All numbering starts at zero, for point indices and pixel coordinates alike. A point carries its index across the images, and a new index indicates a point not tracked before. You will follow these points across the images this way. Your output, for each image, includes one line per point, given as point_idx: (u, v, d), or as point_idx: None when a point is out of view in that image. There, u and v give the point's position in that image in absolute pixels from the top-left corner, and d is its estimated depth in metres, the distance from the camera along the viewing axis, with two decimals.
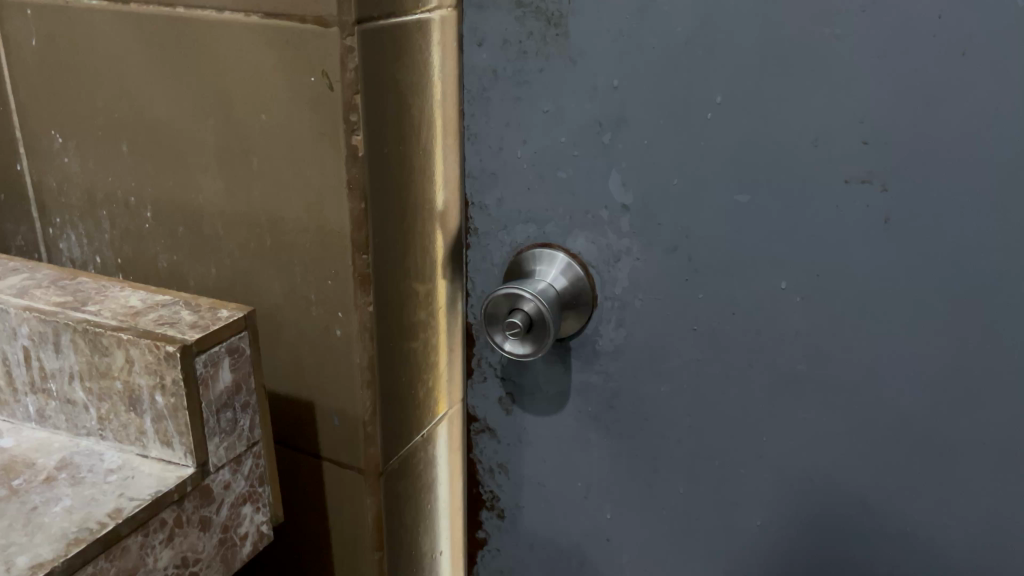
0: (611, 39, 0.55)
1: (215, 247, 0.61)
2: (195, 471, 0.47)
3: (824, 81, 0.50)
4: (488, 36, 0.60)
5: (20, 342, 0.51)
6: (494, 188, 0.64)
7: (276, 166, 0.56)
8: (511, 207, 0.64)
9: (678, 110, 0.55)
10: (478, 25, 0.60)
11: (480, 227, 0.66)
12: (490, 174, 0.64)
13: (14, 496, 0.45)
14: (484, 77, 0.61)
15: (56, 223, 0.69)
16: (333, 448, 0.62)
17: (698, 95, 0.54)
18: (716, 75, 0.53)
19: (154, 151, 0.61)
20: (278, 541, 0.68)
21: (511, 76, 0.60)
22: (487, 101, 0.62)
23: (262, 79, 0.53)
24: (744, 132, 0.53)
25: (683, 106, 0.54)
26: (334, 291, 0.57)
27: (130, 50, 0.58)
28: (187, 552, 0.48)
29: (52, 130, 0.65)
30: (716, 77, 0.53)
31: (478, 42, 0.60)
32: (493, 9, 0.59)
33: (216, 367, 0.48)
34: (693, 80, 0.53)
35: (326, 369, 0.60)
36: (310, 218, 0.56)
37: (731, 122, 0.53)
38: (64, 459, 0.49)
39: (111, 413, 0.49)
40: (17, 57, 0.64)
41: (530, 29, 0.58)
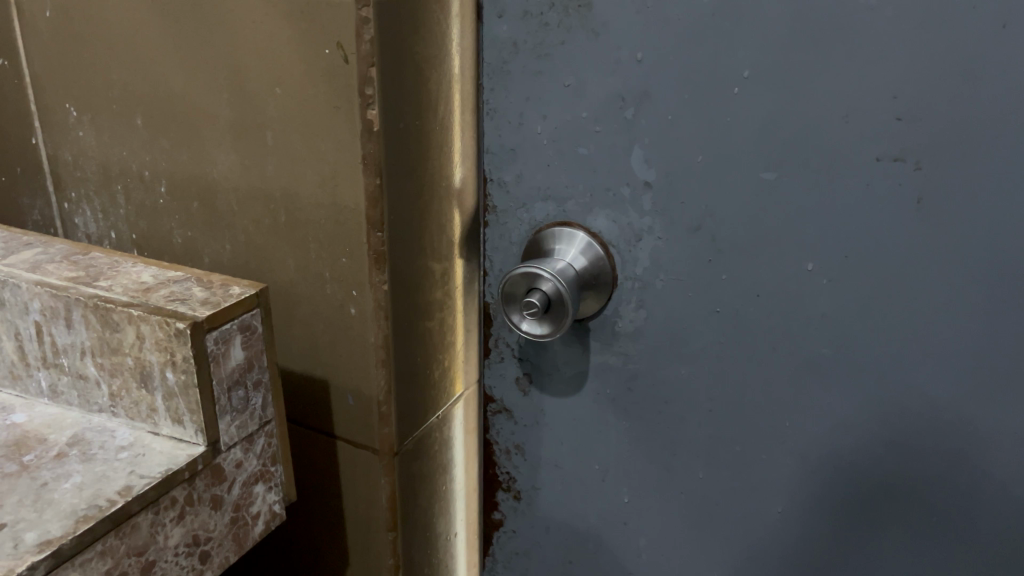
0: (636, 10, 0.53)
1: (229, 223, 0.60)
2: (206, 450, 0.47)
3: (857, 53, 0.48)
4: (508, 7, 0.58)
5: (33, 317, 0.51)
6: (513, 164, 0.63)
7: (290, 141, 0.54)
8: (530, 184, 0.63)
9: (704, 85, 0.53)
10: None
11: (499, 205, 0.65)
12: (509, 150, 0.63)
13: (25, 472, 0.45)
14: (504, 50, 0.60)
15: (72, 198, 0.69)
16: (348, 428, 0.61)
17: (724, 68, 0.52)
18: (745, 47, 0.51)
19: (168, 125, 0.60)
20: (293, 520, 0.68)
21: (531, 49, 0.58)
22: (507, 75, 0.60)
23: (277, 52, 0.52)
24: (772, 106, 0.51)
25: (708, 80, 0.52)
26: (349, 269, 0.56)
27: (144, 22, 0.57)
28: (199, 530, 0.47)
29: (67, 104, 0.65)
30: (743, 51, 0.51)
31: (498, 13, 0.59)
32: None
33: (228, 344, 0.47)
34: (719, 54, 0.52)
35: (341, 348, 0.59)
36: (324, 194, 0.55)
37: (758, 97, 0.51)
38: (76, 435, 0.49)
39: (123, 390, 0.49)
40: (31, 28, 0.63)
41: (551, 1, 0.56)
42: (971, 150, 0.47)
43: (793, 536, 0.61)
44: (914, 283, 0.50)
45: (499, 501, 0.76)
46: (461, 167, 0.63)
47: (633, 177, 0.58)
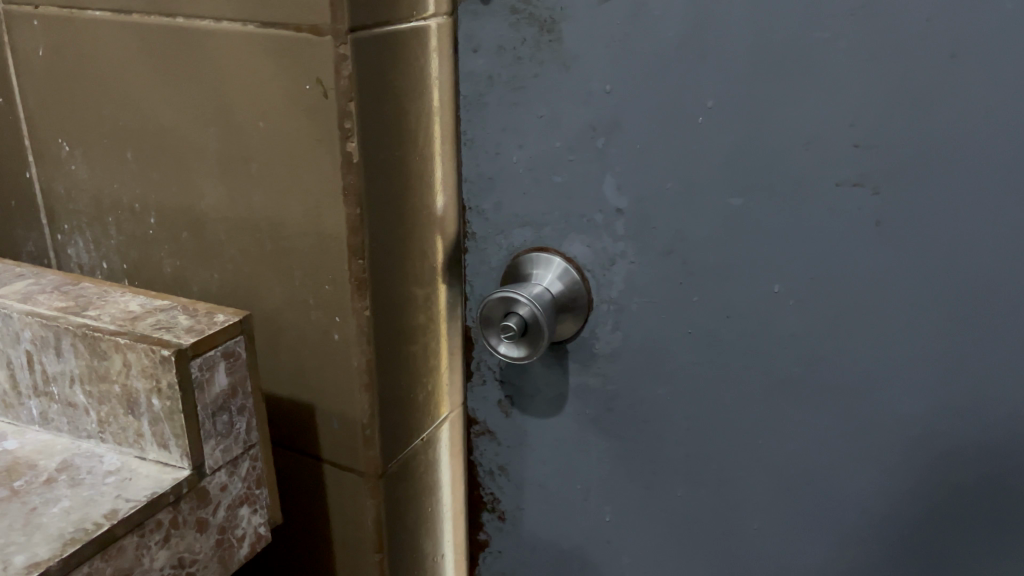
0: (605, 44, 0.55)
1: (217, 253, 0.62)
2: (191, 473, 0.48)
3: (816, 84, 0.50)
4: (483, 43, 0.60)
5: (24, 346, 0.52)
6: (492, 191, 0.65)
7: (274, 173, 0.56)
8: (509, 211, 0.65)
9: (671, 115, 0.55)
10: (473, 32, 0.60)
11: (479, 231, 0.67)
12: (487, 179, 0.64)
13: (15, 497, 0.46)
14: (480, 83, 0.62)
15: (65, 230, 0.69)
16: (334, 451, 0.63)
17: (689, 99, 0.54)
18: (710, 79, 0.53)
19: (157, 158, 0.61)
20: (280, 544, 0.69)
21: (507, 82, 0.60)
22: (484, 107, 0.62)
23: (260, 87, 0.54)
24: (737, 134, 0.53)
25: (675, 110, 0.54)
26: (333, 295, 0.58)
27: (134, 60, 0.59)
28: (184, 552, 0.49)
29: (60, 139, 0.66)
30: (706, 82, 0.53)
31: (474, 48, 0.61)
32: (489, 16, 0.59)
33: (213, 369, 0.49)
34: (684, 85, 0.54)
35: (325, 372, 0.61)
36: (308, 223, 0.56)
37: (723, 126, 0.53)
38: (65, 461, 0.50)
39: (111, 416, 0.50)
40: (25, 67, 0.65)
41: (524, 36, 0.58)
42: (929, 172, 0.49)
43: (772, 552, 0.63)
44: (878, 303, 0.52)
45: (485, 523, 0.77)
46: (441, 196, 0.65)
47: (606, 204, 0.60)
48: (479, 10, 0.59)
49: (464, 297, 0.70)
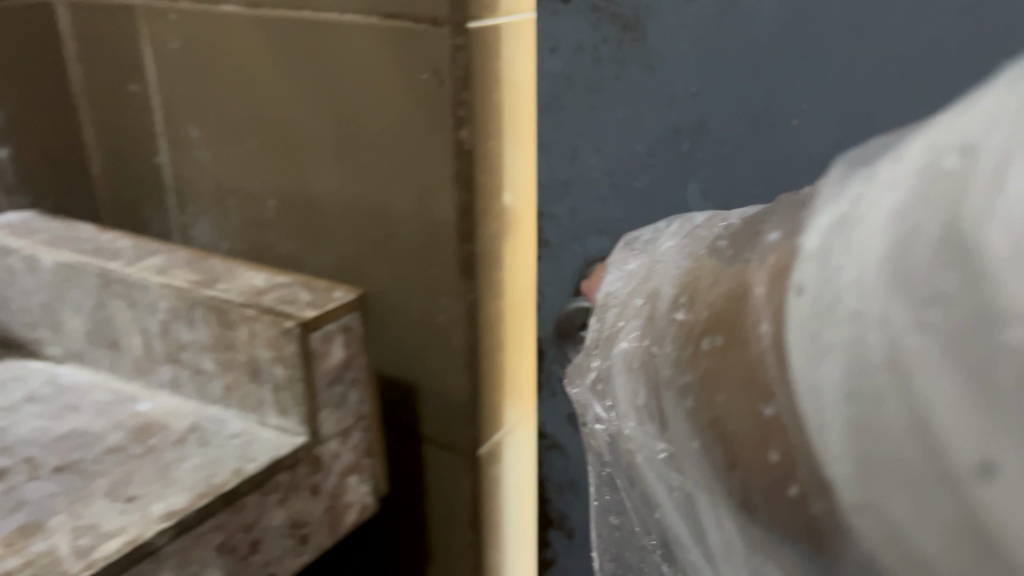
0: (692, 45, 0.53)
1: (330, 235, 0.65)
2: (307, 440, 0.51)
3: (955, 66, 0.42)
4: (561, 42, 0.59)
5: (159, 316, 0.56)
6: (567, 197, 0.62)
7: (388, 159, 0.59)
8: (586, 216, 0.62)
9: (759, 122, 0.51)
10: (552, 32, 0.59)
11: (552, 237, 0.64)
12: (562, 184, 0.62)
13: (150, 454, 0.51)
14: (556, 83, 0.60)
15: (191, 211, 0.73)
16: (435, 429, 0.65)
17: (779, 107, 0.50)
18: (807, 80, 0.48)
19: (277, 144, 0.65)
20: (375, 521, 0.70)
21: (585, 84, 0.58)
22: (560, 110, 0.60)
23: (379, 77, 0.57)
24: (834, 139, 0.48)
25: (762, 117, 0.51)
26: (438, 277, 0.60)
27: (261, 51, 0.62)
28: (299, 514, 0.52)
29: (187, 125, 0.70)
30: (800, 89, 0.49)
31: (551, 48, 0.59)
32: (568, 15, 0.58)
33: (332, 341, 0.52)
34: (772, 96, 0.50)
35: (429, 352, 0.63)
36: (419, 207, 0.59)
37: (817, 130, 0.48)
38: (194, 423, 0.54)
39: (236, 383, 0.54)
40: (161, 52, 0.68)
41: (604, 35, 0.56)
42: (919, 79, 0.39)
43: None
44: None
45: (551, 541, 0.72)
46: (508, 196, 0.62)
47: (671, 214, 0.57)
48: (558, 8, 0.58)
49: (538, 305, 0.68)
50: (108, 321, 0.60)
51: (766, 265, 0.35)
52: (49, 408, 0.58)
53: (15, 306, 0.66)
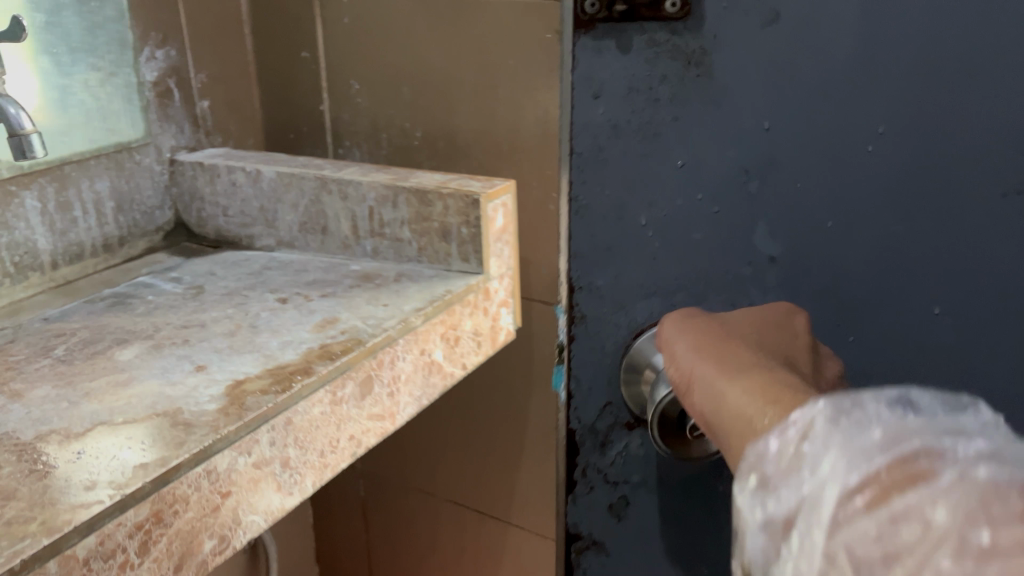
0: (769, 71, 0.61)
1: (466, 154, 0.91)
2: (483, 276, 0.77)
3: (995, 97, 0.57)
4: (603, 87, 0.66)
5: (367, 203, 0.82)
6: (609, 265, 0.71)
7: (517, 96, 0.85)
8: (630, 283, 0.71)
9: (840, 152, 0.61)
10: (593, 76, 0.66)
11: (586, 306, 0.74)
12: (603, 248, 0.71)
13: (381, 286, 0.77)
14: (598, 132, 0.67)
15: (345, 145, 0.99)
16: (542, 290, 0.92)
17: (749, 123, 0.62)
18: (884, 108, 0.59)
19: (428, 91, 0.91)
20: (494, 360, 0.98)
21: (597, 137, 0.68)
22: (601, 163, 0.68)
23: (515, 37, 0.83)
24: (871, 251, 0.64)
25: (843, 146, 0.61)
26: (551, 178, 0.86)
27: (420, 24, 0.88)
28: (478, 326, 0.78)
29: (351, 79, 0.95)
30: (876, 110, 0.59)
31: (594, 94, 0.66)
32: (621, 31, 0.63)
33: (498, 212, 0.78)
34: (851, 123, 0.60)
35: (540, 233, 0.89)
36: (540, 128, 0.85)
37: (892, 149, 0.60)
38: (399, 272, 0.80)
39: (428, 244, 0.79)
40: (332, 28, 0.94)
41: (664, 70, 0.63)
42: (809, 54, 0.59)
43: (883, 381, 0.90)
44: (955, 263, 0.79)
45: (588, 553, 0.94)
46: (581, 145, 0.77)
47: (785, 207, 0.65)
48: (601, 47, 0.64)
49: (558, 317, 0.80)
50: (321, 212, 0.85)
51: (884, 412, 0.40)
52: (285, 270, 0.83)
53: (232, 212, 0.91)
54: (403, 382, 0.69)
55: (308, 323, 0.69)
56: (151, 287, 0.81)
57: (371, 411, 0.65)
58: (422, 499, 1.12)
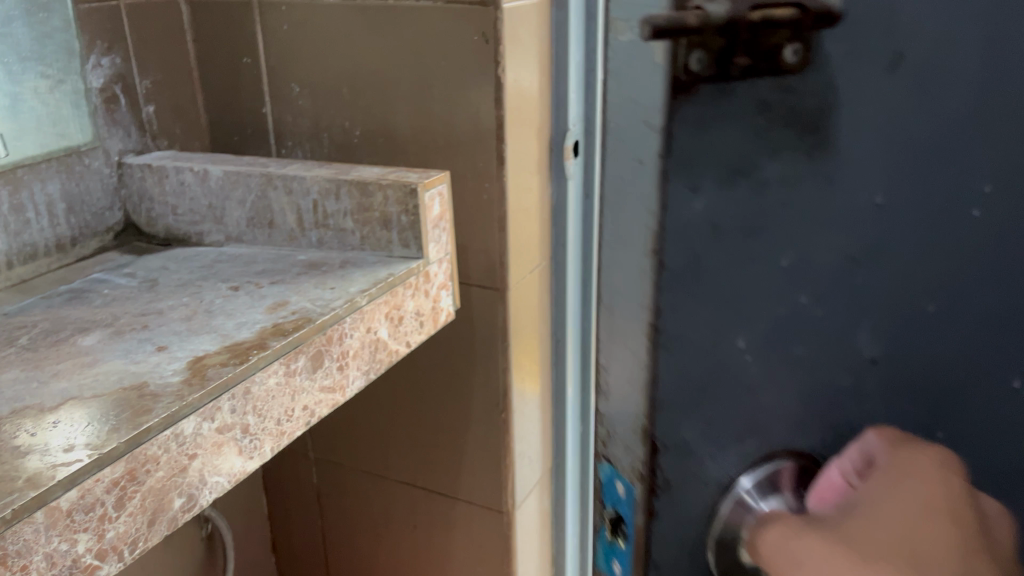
0: (884, 115, 0.74)
1: (404, 150, 0.97)
2: (424, 260, 0.84)
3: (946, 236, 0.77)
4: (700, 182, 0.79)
5: (311, 197, 0.87)
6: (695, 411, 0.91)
7: (449, 93, 0.92)
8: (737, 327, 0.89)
9: (939, 215, 0.76)
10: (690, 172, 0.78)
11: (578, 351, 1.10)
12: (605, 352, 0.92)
13: (327, 272, 0.82)
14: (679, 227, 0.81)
15: (288, 145, 1.04)
16: (479, 274, 0.99)
17: (865, 198, 0.78)
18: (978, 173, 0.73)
19: (366, 92, 0.97)
20: (437, 344, 1.04)
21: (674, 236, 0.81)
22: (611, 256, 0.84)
23: (444, 41, 0.90)
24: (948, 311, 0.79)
25: (942, 211, 0.76)
26: (484, 169, 0.93)
27: (355, 29, 0.94)
28: (420, 306, 0.84)
29: (291, 83, 1.00)
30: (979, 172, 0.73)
31: (692, 190, 0.79)
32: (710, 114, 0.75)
33: (435, 200, 0.84)
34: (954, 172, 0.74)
35: (475, 221, 0.97)
36: (471, 124, 0.92)
37: (995, 205, 0.73)
38: (344, 259, 0.86)
39: (370, 232, 0.86)
40: (270, 35, 0.99)
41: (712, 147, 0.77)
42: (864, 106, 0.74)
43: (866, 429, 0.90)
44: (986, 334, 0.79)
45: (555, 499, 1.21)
46: (525, 156, 0.96)
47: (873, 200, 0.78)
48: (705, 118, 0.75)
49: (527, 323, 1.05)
50: (267, 207, 0.90)
51: None
52: (236, 262, 0.88)
53: (182, 211, 0.95)
54: (352, 357, 0.75)
55: (261, 306, 0.75)
56: (106, 282, 0.85)
57: (322, 384, 0.71)
58: (372, 479, 1.18)
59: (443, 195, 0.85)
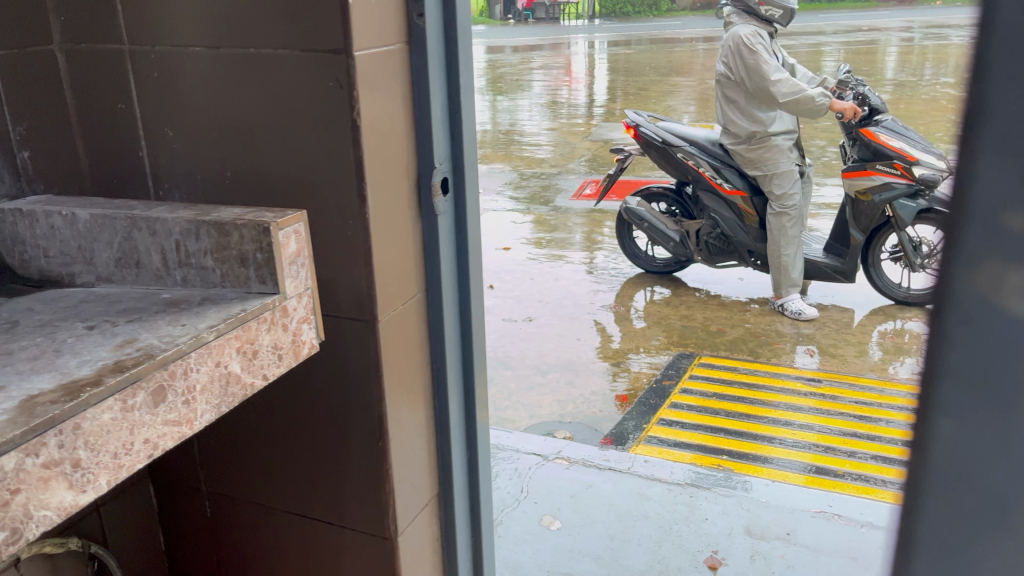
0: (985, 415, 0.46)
1: (272, 191, 1.01)
2: (280, 295, 0.87)
3: None
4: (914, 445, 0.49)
5: (173, 237, 0.91)
6: None
7: (311, 135, 0.96)
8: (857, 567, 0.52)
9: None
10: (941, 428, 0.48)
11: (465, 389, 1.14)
12: None
13: (184, 310, 0.85)
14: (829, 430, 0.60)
15: (164, 187, 1.07)
16: (350, 309, 1.02)
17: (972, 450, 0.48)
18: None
19: (235, 136, 1.00)
20: (315, 376, 1.07)
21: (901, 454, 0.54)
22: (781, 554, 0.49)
23: (302, 85, 0.94)
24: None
25: None
26: (347, 207, 0.97)
27: (221, 76, 0.98)
28: (277, 340, 0.87)
29: (164, 128, 1.04)
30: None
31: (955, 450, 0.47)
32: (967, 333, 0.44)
33: (291, 238, 0.88)
34: None
35: (341, 257, 0.99)
36: (333, 164, 0.96)
37: None
38: (204, 297, 0.89)
39: (229, 270, 0.89)
40: (143, 82, 1.03)
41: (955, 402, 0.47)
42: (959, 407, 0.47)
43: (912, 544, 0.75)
44: None
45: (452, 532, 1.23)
46: (389, 194, 1.00)
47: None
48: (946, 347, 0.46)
49: (405, 354, 1.08)
50: (133, 248, 0.93)
51: None
52: (100, 302, 0.90)
53: (52, 253, 0.98)
54: (199, 392, 0.78)
55: (108, 344, 0.77)
56: None
57: (165, 417, 0.74)
58: (262, 511, 1.19)
59: (299, 233, 0.89)
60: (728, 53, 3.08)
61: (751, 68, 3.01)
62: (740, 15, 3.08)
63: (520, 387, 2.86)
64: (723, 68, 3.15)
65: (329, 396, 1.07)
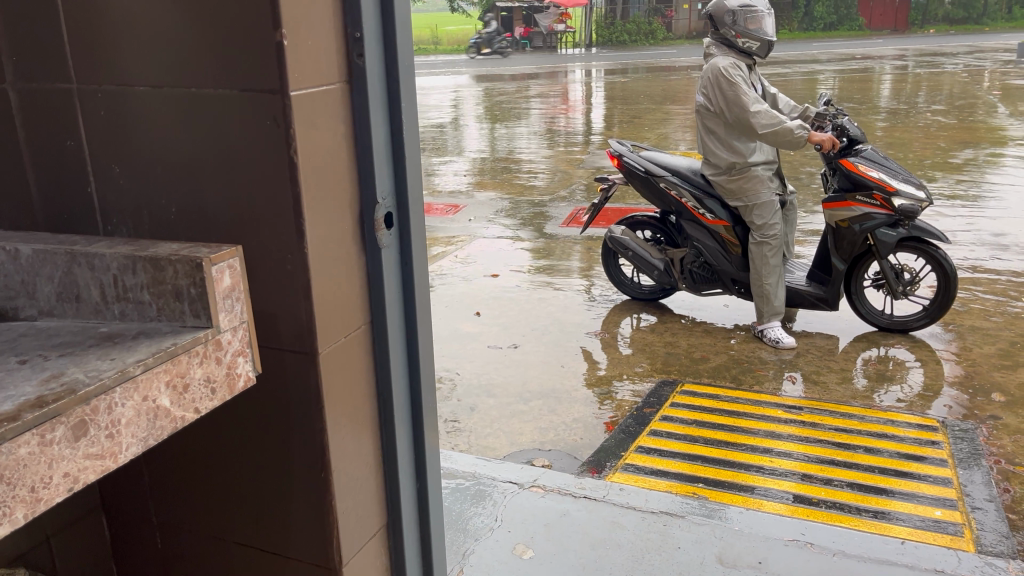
0: None
1: (215, 226, 1.03)
2: (213, 329, 0.88)
3: None
4: None
5: (111, 272, 0.93)
6: None
7: (250, 172, 0.98)
8: None
9: None
10: None
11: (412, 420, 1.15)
12: None
13: (117, 344, 0.87)
14: None
15: (112, 222, 1.09)
16: (291, 341, 1.03)
17: None
18: None
19: (178, 172, 1.03)
20: (261, 408, 1.08)
21: None
22: None
23: (242, 124, 0.97)
24: None
25: None
26: (286, 241, 0.99)
27: (165, 114, 1.01)
28: (210, 373, 0.88)
29: (112, 164, 1.06)
30: None
31: None
32: None
33: (225, 273, 0.89)
34: None
35: (283, 291, 1.01)
36: (272, 199, 0.98)
37: None
38: (140, 331, 0.90)
39: (164, 304, 0.91)
40: (91, 120, 1.05)
41: None
42: None
43: None
44: None
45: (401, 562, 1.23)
46: (329, 228, 1.02)
47: None
48: None
49: (349, 386, 1.09)
50: (73, 282, 0.95)
51: None
52: (38, 336, 0.92)
53: None
54: (125, 425, 0.79)
55: (35, 378, 0.79)
56: None
57: (87, 451, 0.75)
58: (211, 541, 1.20)
59: (234, 267, 0.91)
60: (708, 83, 3.09)
61: (729, 99, 3.02)
62: (719, 46, 3.11)
63: (502, 415, 2.86)
64: (702, 99, 3.17)
65: (274, 427, 1.09)
